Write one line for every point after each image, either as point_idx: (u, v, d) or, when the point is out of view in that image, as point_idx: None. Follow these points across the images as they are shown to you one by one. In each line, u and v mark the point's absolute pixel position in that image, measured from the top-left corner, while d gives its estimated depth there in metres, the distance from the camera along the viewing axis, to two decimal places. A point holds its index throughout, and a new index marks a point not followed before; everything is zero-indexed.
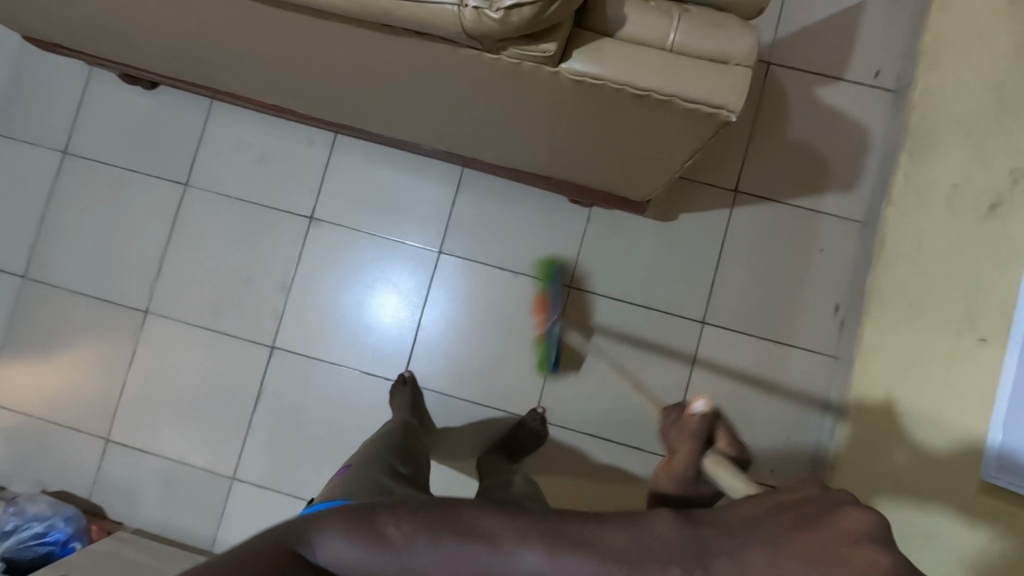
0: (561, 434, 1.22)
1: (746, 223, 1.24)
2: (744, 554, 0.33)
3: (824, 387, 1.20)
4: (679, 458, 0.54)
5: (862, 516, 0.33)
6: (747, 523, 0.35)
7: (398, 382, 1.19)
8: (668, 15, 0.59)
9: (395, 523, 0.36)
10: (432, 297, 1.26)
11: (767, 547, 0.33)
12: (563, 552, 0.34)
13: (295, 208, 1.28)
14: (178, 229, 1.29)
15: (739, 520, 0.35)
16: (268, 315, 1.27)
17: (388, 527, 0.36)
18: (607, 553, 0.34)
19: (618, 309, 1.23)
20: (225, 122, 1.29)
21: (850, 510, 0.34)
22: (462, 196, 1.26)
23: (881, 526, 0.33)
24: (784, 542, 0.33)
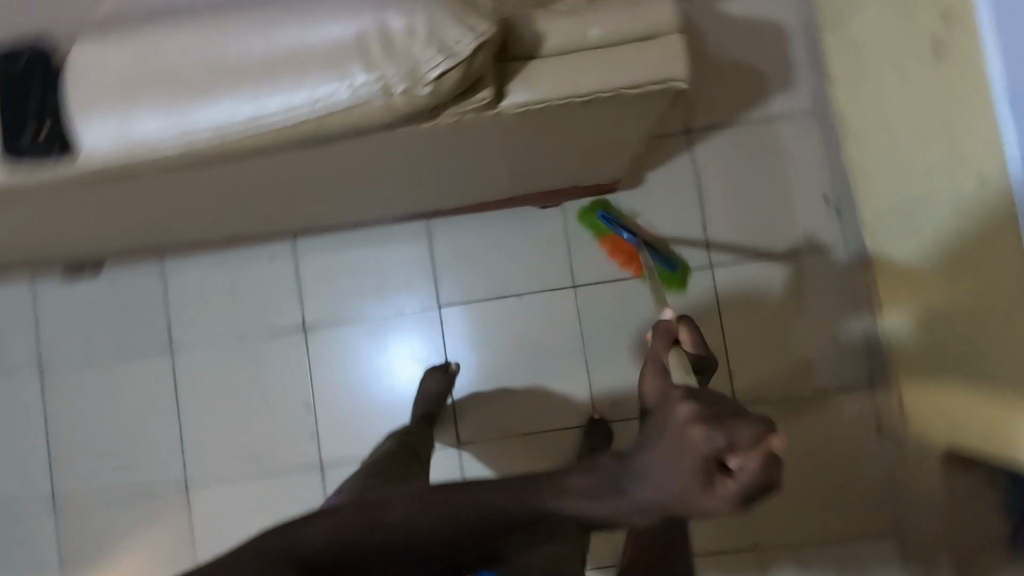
0: (627, 424, 1.21)
1: (710, 157, 1.23)
2: (649, 471, 0.39)
3: (847, 275, 1.21)
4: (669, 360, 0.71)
5: (705, 425, 0.36)
6: (641, 447, 0.40)
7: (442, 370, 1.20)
8: (582, 14, 0.57)
9: (391, 511, 0.42)
10: (451, 352, 1.24)
11: (654, 462, 0.38)
12: (539, 497, 0.42)
13: (286, 324, 1.25)
14: (184, 393, 1.26)
15: (642, 446, 0.40)
16: (305, 435, 1.25)
17: (383, 515, 0.42)
18: (574, 494, 0.41)
19: (628, 287, 1.23)
20: (182, 272, 1.26)
21: (690, 408, 0.37)
22: (439, 245, 1.25)
23: (714, 411, 0.36)
24: (662, 457, 0.38)
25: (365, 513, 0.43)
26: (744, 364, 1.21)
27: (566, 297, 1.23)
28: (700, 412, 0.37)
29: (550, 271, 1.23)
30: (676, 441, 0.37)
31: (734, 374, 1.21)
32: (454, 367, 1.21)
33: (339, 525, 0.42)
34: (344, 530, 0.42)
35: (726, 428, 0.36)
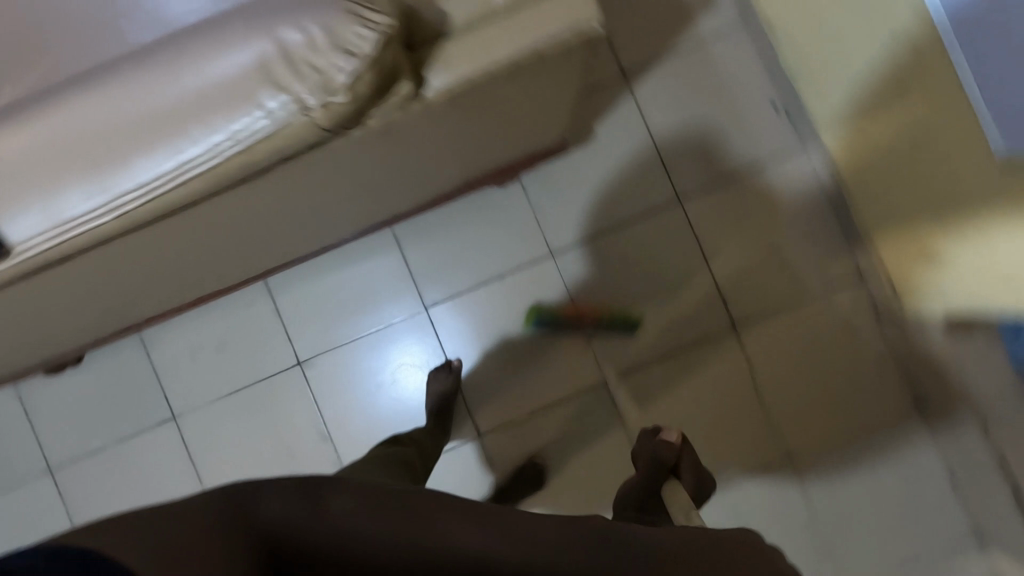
0: (638, 375, 1.22)
1: (653, 94, 1.22)
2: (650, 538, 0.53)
3: (812, 175, 1.21)
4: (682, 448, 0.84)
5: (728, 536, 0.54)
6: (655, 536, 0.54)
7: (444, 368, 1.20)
8: None
9: (341, 504, 0.51)
10: (449, 349, 1.24)
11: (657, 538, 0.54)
12: (471, 519, 0.52)
13: (281, 365, 1.24)
14: (198, 458, 1.24)
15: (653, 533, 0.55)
16: (330, 467, 1.24)
17: (334, 505, 0.51)
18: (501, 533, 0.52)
19: (605, 242, 1.22)
20: (164, 341, 1.24)
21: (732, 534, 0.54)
22: (411, 249, 1.23)
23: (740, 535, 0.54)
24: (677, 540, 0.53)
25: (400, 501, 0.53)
26: (736, 287, 1.21)
27: (547, 268, 1.23)
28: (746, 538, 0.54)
29: (526, 246, 1.23)
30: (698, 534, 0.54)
31: (729, 299, 1.21)
32: (456, 365, 1.21)
33: (372, 504, 0.52)
34: (375, 508, 0.52)
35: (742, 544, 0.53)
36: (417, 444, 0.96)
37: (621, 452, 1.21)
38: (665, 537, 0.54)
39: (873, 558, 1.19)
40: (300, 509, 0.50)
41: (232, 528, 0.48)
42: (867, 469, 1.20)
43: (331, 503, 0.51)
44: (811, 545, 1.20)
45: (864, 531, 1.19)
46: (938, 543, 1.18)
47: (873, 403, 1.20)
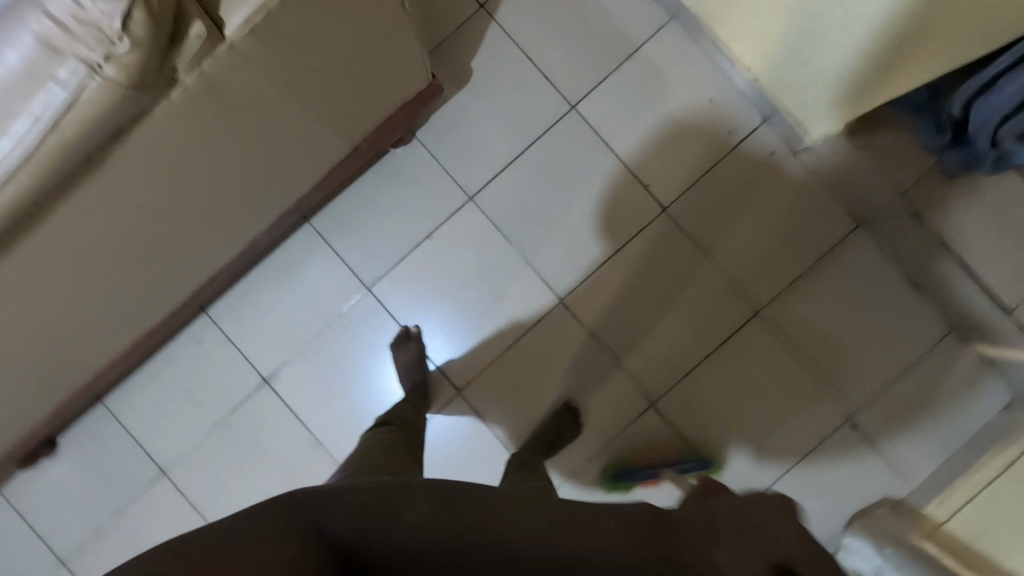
0: (590, 284, 1.23)
1: (514, 14, 1.23)
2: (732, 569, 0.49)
3: (691, 41, 1.22)
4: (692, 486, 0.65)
5: None
6: None
7: (406, 337, 1.21)
8: None
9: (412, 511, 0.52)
10: (404, 318, 1.24)
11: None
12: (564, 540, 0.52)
13: (249, 387, 1.23)
14: (200, 502, 1.23)
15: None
16: (330, 468, 1.23)
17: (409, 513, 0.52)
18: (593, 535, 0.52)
19: (515, 170, 1.23)
20: (128, 403, 1.23)
21: None
22: (334, 237, 1.23)
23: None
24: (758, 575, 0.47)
25: (468, 515, 0.53)
26: (653, 172, 1.22)
27: (471, 212, 1.23)
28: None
29: (444, 199, 1.23)
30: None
31: (650, 185, 1.23)
32: (415, 331, 1.22)
33: (442, 510, 0.53)
34: (444, 518, 0.52)
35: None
36: (400, 416, 1.00)
37: (598, 362, 1.23)
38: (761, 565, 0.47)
39: (867, 381, 1.21)
40: (371, 513, 0.51)
41: (295, 530, 0.49)
42: (835, 298, 1.21)
43: (398, 506, 0.52)
44: (805, 389, 1.21)
45: (851, 361, 1.21)
46: (924, 345, 1.20)
47: (816, 234, 1.21)
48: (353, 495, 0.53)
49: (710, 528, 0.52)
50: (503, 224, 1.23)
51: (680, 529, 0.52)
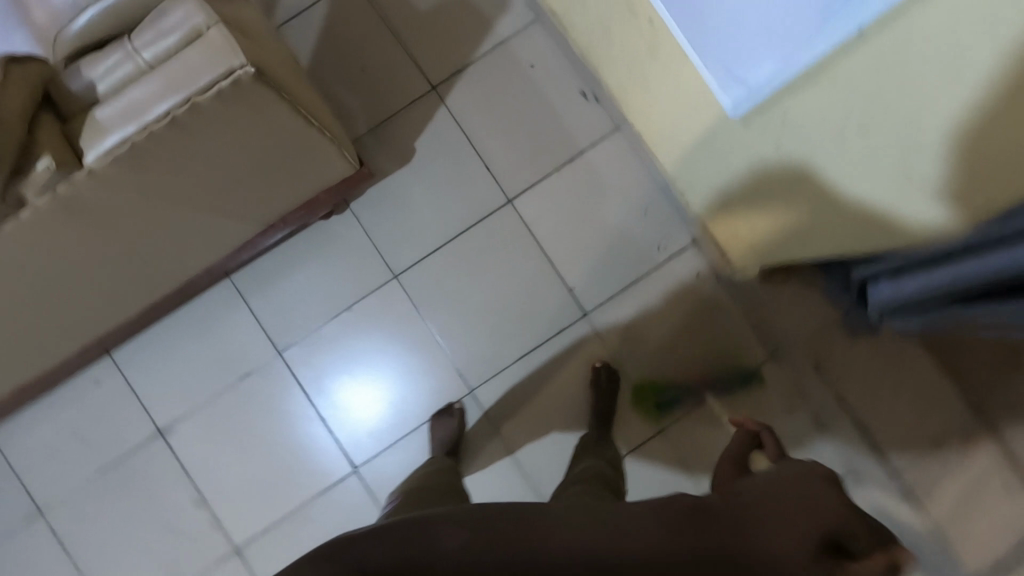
0: (502, 376, 1.23)
1: (464, 100, 1.22)
2: (791, 529, 0.56)
3: (634, 153, 1.23)
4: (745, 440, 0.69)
5: (840, 497, 0.57)
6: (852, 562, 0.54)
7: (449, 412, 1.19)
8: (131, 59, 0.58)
9: (455, 530, 0.53)
10: (310, 386, 1.22)
11: (792, 519, 0.56)
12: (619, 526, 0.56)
13: (143, 438, 1.20)
14: (74, 547, 1.19)
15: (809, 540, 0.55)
16: (211, 531, 1.20)
17: (452, 533, 0.52)
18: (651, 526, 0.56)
19: (444, 254, 1.23)
20: (17, 436, 1.20)
21: (826, 489, 0.58)
22: (252, 295, 1.22)
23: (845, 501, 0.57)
24: (801, 513, 0.56)
25: (515, 526, 0.54)
26: (579, 276, 1.23)
27: (394, 288, 1.23)
28: (843, 497, 0.58)
29: (367, 272, 1.22)
30: (811, 509, 0.56)
31: (575, 289, 1.23)
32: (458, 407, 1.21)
33: (486, 531, 0.53)
34: (488, 535, 0.53)
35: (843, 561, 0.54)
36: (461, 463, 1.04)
37: (498, 457, 1.21)
38: (798, 522, 0.56)
39: None
40: (422, 546, 0.52)
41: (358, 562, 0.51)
42: None
43: (441, 529, 0.53)
44: None
45: None
46: None
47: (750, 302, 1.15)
48: (397, 530, 0.53)
49: (773, 496, 0.58)
50: (422, 303, 1.23)
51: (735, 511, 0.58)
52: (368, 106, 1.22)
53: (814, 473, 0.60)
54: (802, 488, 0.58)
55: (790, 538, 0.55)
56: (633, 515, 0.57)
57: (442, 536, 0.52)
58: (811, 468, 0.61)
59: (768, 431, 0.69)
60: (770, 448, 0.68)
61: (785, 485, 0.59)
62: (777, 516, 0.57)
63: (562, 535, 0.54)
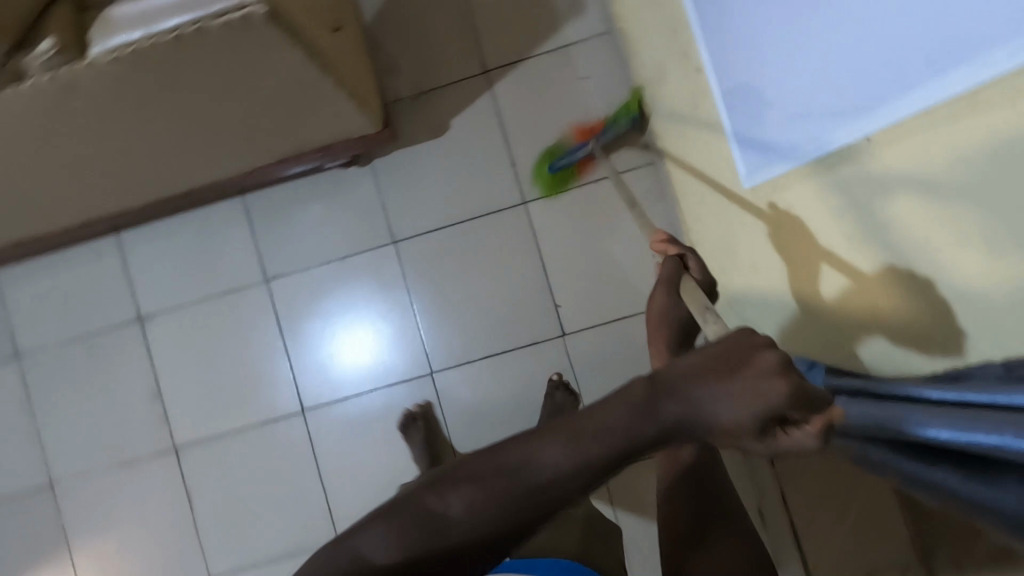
0: (464, 368, 1.23)
1: (510, 93, 1.22)
2: (724, 411, 0.37)
3: (659, 192, 1.20)
4: (666, 269, 0.74)
5: (784, 372, 0.36)
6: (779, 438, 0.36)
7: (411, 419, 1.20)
8: None
9: (452, 493, 0.38)
10: (285, 319, 1.26)
11: (725, 398, 0.37)
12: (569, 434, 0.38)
13: (124, 320, 1.27)
14: (37, 397, 1.27)
15: (740, 425, 0.36)
16: (158, 423, 1.26)
17: (449, 497, 0.38)
18: (600, 434, 0.38)
19: (445, 235, 1.23)
20: (16, 282, 1.28)
21: (766, 360, 0.37)
22: (258, 218, 1.25)
23: (791, 361, 0.37)
24: (731, 384, 0.37)
25: (509, 467, 0.38)
26: (569, 295, 1.21)
27: (389, 253, 1.24)
28: (777, 357, 0.37)
29: (370, 230, 1.24)
30: (752, 381, 0.36)
31: (560, 307, 1.21)
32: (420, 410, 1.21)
33: (492, 486, 0.38)
34: (497, 490, 0.38)
35: (784, 434, 0.36)
36: None
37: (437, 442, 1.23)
38: (731, 404, 0.37)
39: None
40: (411, 536, 0.38)
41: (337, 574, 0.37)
42: None
43: (433, 501, 0.38)
44: None
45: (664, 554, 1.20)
46: None
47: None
48: (376, 525, 0.38)
49: (706, 381, 0.38)
50: (411, 275, 1.24)
51: (668, 394, 0.38)
52: (417, 72, 1.23)
53: (768, 347, 0.38)
54: (743, 369, 0.37)
55: (726, 406, 0.37)
56: (576, 417, 0.39)
57: (439, 507, 0.38)
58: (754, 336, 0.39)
59: (691, 255, 0.76)
60: (696, 270, 0.75)
61: (719, 355, 0.39)
62: (712, 396, 0.37)
63: (553, 473, 0.38)
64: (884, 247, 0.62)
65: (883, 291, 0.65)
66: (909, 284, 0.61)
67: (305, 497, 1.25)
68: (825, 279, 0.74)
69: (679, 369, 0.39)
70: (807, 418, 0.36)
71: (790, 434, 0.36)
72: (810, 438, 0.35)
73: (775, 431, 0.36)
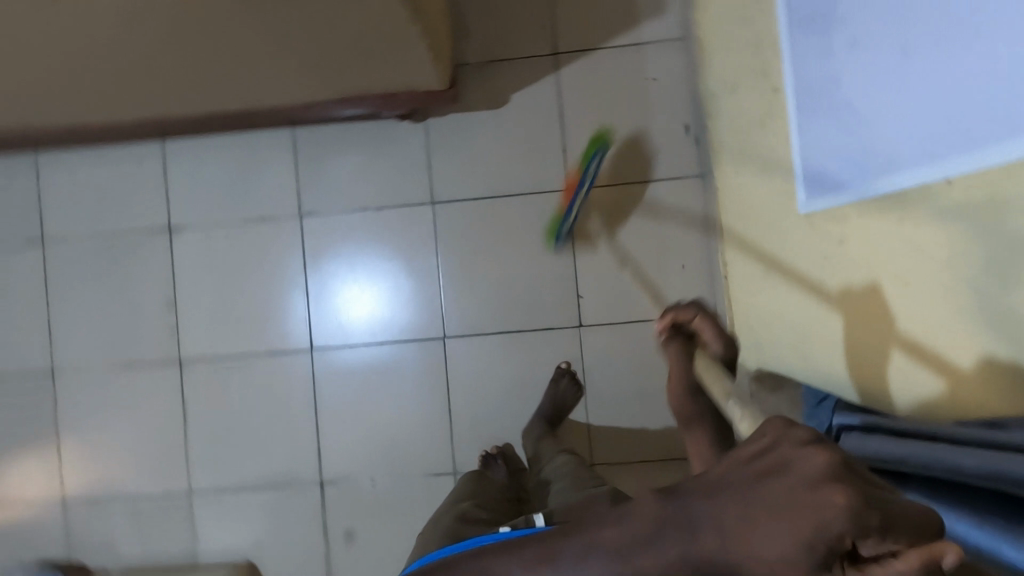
0: (476, 338, 1.24)
1: (576, 80, 1.22)
2: (768, 544, 0.27)
3: (701, 206, 1.20)
4: (672, 353, 0.75)
5: (847, 487, 0.27)
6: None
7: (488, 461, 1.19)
8: None
9: None
10: (310, 256, 1.26)
11: (769, 522, 0.28)
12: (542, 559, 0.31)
13: (153, 227, 1.27)
14: (54, 285, 1.28)
15: (797, 560, 0.27)
16: (168, 334, 1.27)
17: None
18: (582, 558, 0.30)
19: (483, 206, 1.23)
20: (55, 170, 1.28)
21: (819, 466, 0.29)
22: (304, 154, 1.26)
23: (851, 463, 0.29)
24: (775, 502, 0.28)
25: None
26: (593, 289, 1.22)
27: (425, 213, 1.24)
28: (830, 466, 0.28)
29: (412, 187, 1.25)
30: (802, 500, 0.27)
31: (582, 299, 1.22)
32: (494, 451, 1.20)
33: None
34: None
35: (858, 574, 0.26)
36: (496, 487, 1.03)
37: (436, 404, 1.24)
38: (780, 530, 0.27)
39: None
40: None
41: None
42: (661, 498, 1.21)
43: None
44: None
45: None
46: None
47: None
48: None
49: (741, 499, 0.29)
50: (442, 238, 1.24)
51: (686, 509, 0.29)
52: (489, 41, 1.23)
53: (818, 454, 0.30)
54: (791, 483, 0.28)
55: (766, 535, 0.27)
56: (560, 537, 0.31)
57: None
58: (793, 429, 0.33)
59: (697, 316, 0.73)
60: (709, 339, 0.72)
61: (756, 463, 0.30)
62: (748, 522, 0.28)
63: None
64: (933, 285, 0.65)
65: (924, 330, 0.68)
66: (955, 323, 0.63)
67: (297, 433, 1.26)
68: (860, 309, 0.77)
69: (704, 480, 0.31)
70: (895, 550, 0.26)
71: (867, 574, 0.26)
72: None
73: (844, 571, 0.27)
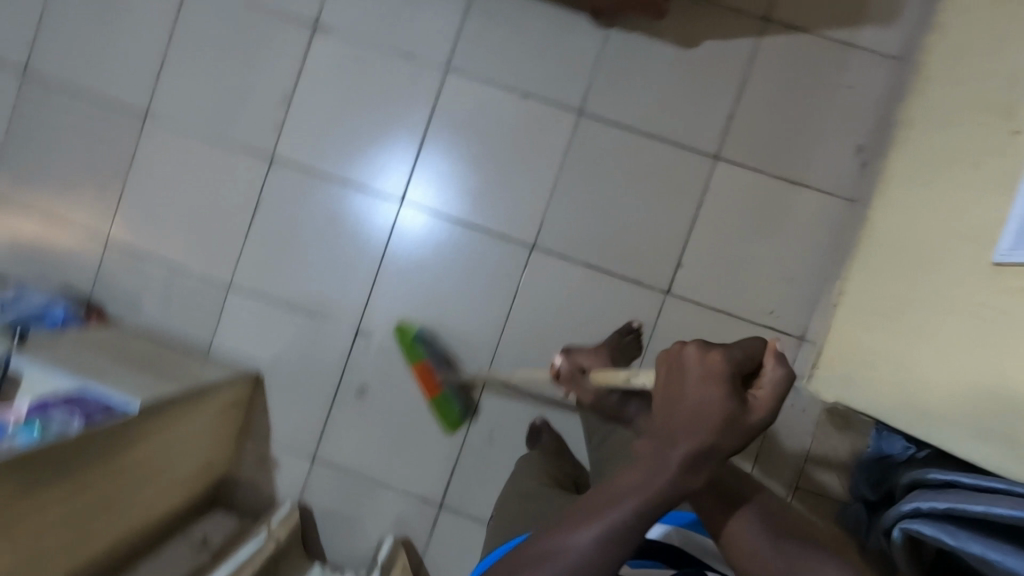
0: (563, 261, 1.19)
1: (773, 54, 1.15)
2: (709, 416, 0.47)
3: (837, 229, 1.15)
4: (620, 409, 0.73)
5: (713, 354, 0.49)
6: (757, 406, 0.48)
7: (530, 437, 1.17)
8: None
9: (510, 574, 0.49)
10: (438, 110, 1.20)
11: (705, 407, 0.47)
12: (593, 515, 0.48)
13: (299, 19, 1.22)
14: (181, 34, 1.24)
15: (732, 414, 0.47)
16: (270, 128, 1.23)
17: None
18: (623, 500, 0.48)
19: (628, 137, 1.17)
20: None
21: (693, 354, 0.50)
22: (475, 9, 1.19)
23: (704, 343, 0.51)
24: (696, 393, 0.48)
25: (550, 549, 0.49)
26: (697, 263, 1.17)
27: (567, 119, 1.18)
28: (699, 348, 0.50)
29: (566, 88, 1.18)
30: (702, 380, 0.48)
31: (681, 268, 1.17)
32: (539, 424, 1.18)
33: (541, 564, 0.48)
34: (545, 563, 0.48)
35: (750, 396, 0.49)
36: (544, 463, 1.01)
37: (497, 306, 1.20)
38: (713, 404, 0.47)
39: None
40: None
41: None
42: None
43: None
44: None
45: None
46: None
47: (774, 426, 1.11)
48: None
49: (685, 410, 0.48)
50: (572, 150, 1.18)
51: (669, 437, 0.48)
52: None
53: (691, 351, 0.50)
54: (688, 373, 0.49)
55: (704, 415, 0.47)
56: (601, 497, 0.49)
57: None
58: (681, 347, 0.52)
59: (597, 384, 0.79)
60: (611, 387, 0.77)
61: (667, 378, 0.50)
62: (693, 415, 0.48)
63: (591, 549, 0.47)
64: None
65: None
66: None
67: (353, 275, 1.22)
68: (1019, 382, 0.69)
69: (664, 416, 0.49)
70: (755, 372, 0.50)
71: (759, 395, 0.49)
72: (771, 380, 0.49)
73: (749, 404, 0.48)
